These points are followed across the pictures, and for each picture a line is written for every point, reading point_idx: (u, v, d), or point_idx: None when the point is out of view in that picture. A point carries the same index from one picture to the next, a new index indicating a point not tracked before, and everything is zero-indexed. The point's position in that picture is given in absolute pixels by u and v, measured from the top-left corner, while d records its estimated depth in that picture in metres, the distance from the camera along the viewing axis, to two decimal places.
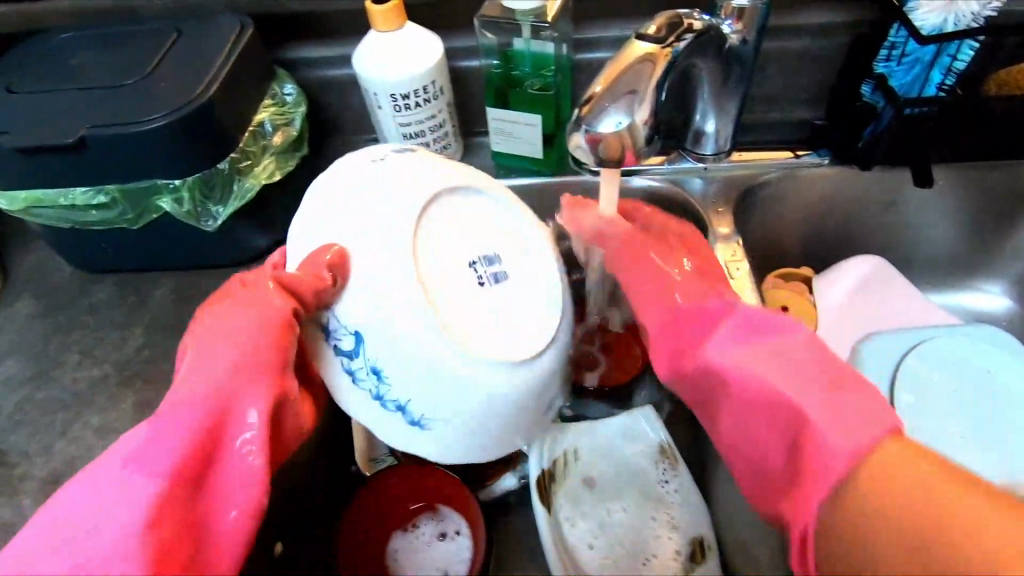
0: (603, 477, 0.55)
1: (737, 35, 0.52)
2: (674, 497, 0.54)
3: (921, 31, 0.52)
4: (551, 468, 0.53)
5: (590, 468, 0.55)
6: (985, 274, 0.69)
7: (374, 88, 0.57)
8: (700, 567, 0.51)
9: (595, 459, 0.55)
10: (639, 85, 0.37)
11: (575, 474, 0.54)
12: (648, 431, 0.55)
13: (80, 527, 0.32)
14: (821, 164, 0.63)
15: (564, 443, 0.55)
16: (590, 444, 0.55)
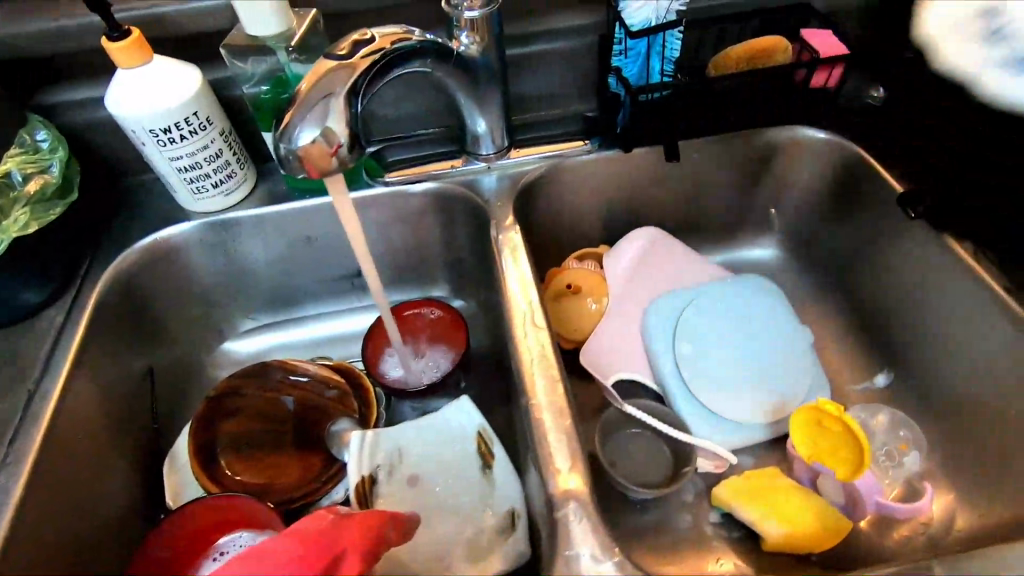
0: (424, 472, 0.59)
1: (476, 46, 0.56)
2: (499, 481, 0.57)
3: (632, 27, 0.58)
4: (370, 471, 0.57)
5: (409, 467, 0.59)
6: (752, 228, 0.78)
7: (132, 125, 0.56)
8: (514, 536, 0.53)
9: (418, 453, 0.59)
10: (328, 94, 0.40)
11: (397, 472, 0.58)
12: (464, 417, 0.61)
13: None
14: (592, 151, 0.70)
15: (385, 447, 0.59)
16: (411, 443, 0.60)
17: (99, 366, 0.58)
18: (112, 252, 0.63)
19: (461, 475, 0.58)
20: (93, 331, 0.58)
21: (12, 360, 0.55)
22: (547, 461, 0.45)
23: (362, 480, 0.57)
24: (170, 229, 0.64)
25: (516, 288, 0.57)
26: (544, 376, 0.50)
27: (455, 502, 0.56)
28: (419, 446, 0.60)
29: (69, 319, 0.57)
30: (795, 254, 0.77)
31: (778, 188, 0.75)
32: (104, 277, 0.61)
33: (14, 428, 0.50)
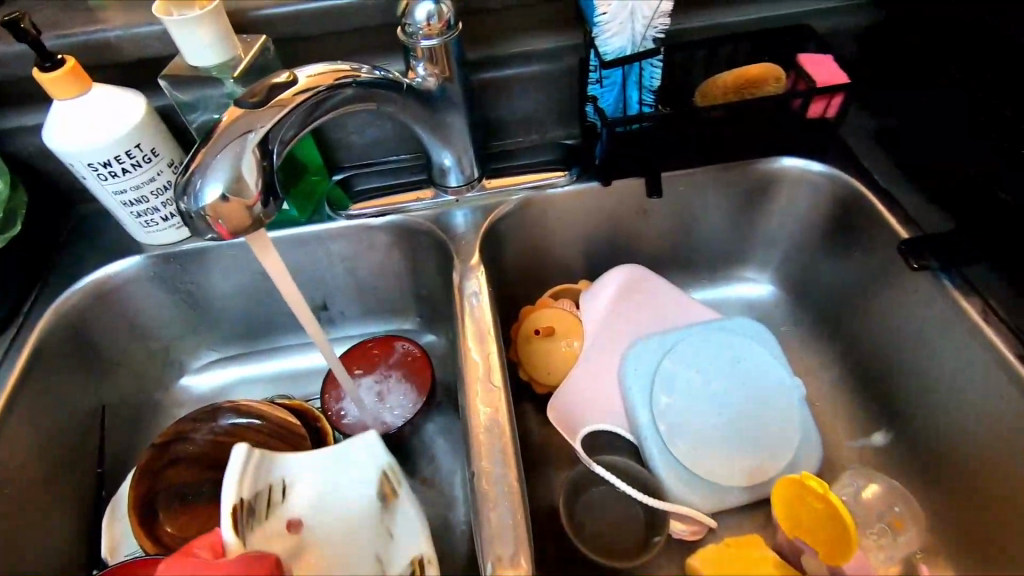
0: (312, 517, 0.45)
1: (434, 77, 0.52)
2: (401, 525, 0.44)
3: (606, 55, 0.53)
4: (251, 498, 0.42)
5: (296, 507, 0.45)
6: (743, 263, 0.73)
7: (70, 159, 0.53)
8: None
9: (309, 479, 0.46)
10: (233, 144, 0.38)
11: (281, 509, 0.44)
12: (370, 455, 0.46)
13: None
14: (570, 182, 0.65)
15: (271, 472, 0.45)
16: (301, 472, 0.46)
17: (36, 410, 0.55)
18: (57, 288, 0.60)
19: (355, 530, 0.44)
20: (31, 373, 0.55)
21: None
22: (486, 550, 0.40)
23: (237, 506, 0.41)
24: (119, 263, 0.61)
25: (472, 344, 0.52)
26: (496, 449, 0.45)
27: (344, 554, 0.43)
28: (308, 479, 0.46)
29: (5, 361, 0.55)
30: (791, 293, 0.72)
31: (773, 223, 0.70)
32: (46, 316, 0.57)
33: None
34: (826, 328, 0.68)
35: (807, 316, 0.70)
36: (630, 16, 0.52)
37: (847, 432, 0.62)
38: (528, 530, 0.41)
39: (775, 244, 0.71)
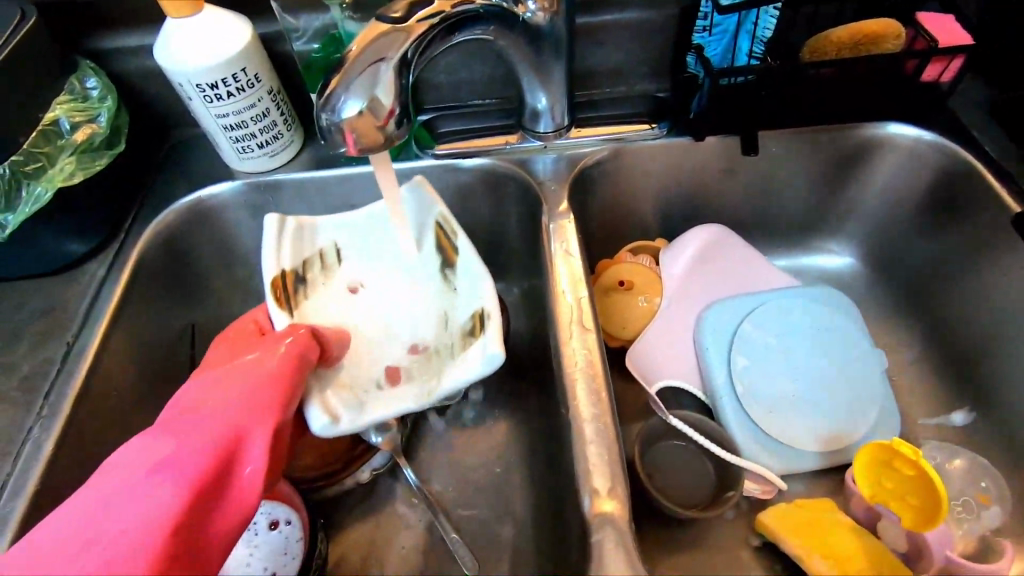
0: (366, 275, 0.61)
1: (542, 12, 0.50)
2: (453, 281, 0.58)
3: (721, 1, 0.52)
4: (298, 266, 0.57)
5: (352, 267, 0.61)
6: (826, 234, 0.71)
7: (178, 78, 0.54)
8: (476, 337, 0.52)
9: (360, 247, 0.61)
10: (384, 52, 0.36)
11: (337, 269, 0.60)
12: (419, 220, 0.59)
13: (194, 416, 0.42)
14: (658, 137, 0.64)
15: (317, 240, 0.60)
16: (348, 243, 0.61)
17: (137, 322, 0.56)
18: (154, 209, 0.62)
19: (415, 287, 0.60)
20: (134, 285, 0.57)
21: (55, 309, 0.55)
22: (583, 483, 0.42)
23: (281, 276, 0.56)
24: (211, 188, 0.63)
25: (564, 288, 0.52)
26: (590, 391, 0.46)
27: (403, 301, 0.60)
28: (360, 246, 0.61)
29: (111, 273, 0.57)
30: (870, 269, 0.70)
31: (859, 196, 0.68)
32: (147, 233, 0.59)
33: (49, 381, 0.50)
34: (913, 305, 0.66)
35: (889, 292, 0.68)
36: None
37: (926, 409, 0.61)
38: (622, 467, 0.42)
39: (859, 217, 0.69)
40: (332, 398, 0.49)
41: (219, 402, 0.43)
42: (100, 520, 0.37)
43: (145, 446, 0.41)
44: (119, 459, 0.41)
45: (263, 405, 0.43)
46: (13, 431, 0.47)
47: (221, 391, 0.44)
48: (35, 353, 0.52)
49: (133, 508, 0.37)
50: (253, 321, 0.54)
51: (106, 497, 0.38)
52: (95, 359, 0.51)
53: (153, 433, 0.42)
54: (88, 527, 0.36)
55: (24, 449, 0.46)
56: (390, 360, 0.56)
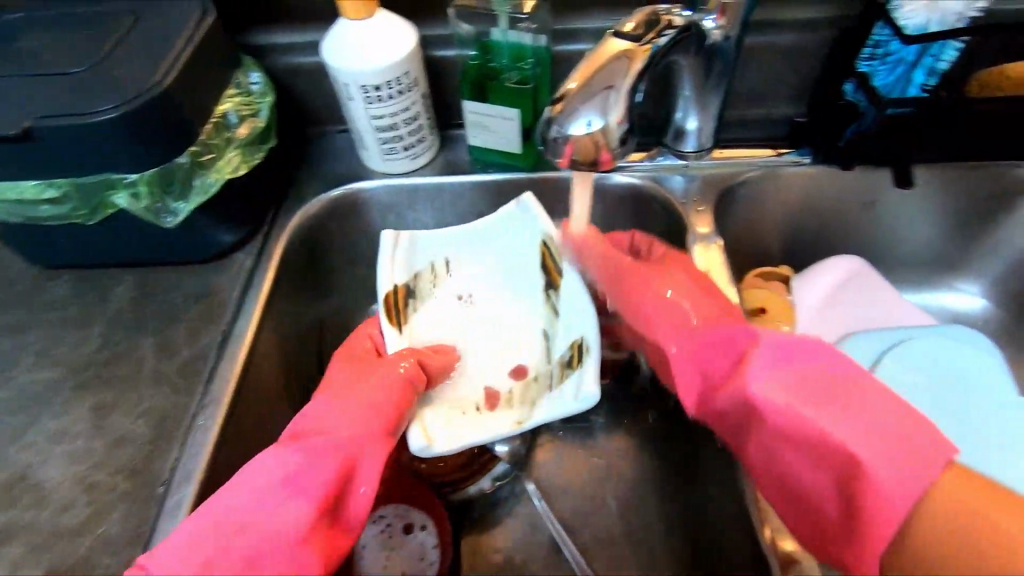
0: (475, 286, 0.61)
1: (719, 32, 0.49)
2: (563, 305, 0.56)
3: (905, 30, 0.52)
4: (410, 280, 0.58)
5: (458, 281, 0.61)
6: (966, 274, 0.68)
7: (345, 78, 0.54)
8: (573, 370, 0.52)
9: (467, 250, 0.60)
10: (615, 79, 0.36)
11: (440, 289, 0.60)
12: (523, 220, 0.58)
13: (316, 441, 0.43)
14: (800, 163, 0.63)
15: (432, 254, 0.60)
16: (457, 252, 0.60)
17: (280, 315, 0.58)
18: (296, 204, 0.63)
19: (526, 313, 0.60)
20: (280, 279, 0.58)
21: (206, 297, 0.56)
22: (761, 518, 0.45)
23: (392, 293, 0.56)
24: (356, 186, 0.64)
25: None
26: None
27: (500, 340, 0.59)
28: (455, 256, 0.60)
29: (258, 264, 0.58)
30: (1013, 313, 0.66)
31: (1009, 236, 0.64)
32: (292, 225, 0.61)
33: (207, 369, 0.52)
34: None
35: None
36: None
37: None
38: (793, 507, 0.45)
39: (1005, 259, 0.65)
40: (431, 421, 0.50)
41: (339, 434, 0.44)
42: (247, 521, 0.39)
43: (274, 460, 0.42)
44: (248, 471, 0.41)
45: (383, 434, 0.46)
46: (179, 415, 0.49)
47: (337, 416, 0.46)
48: (192, 341, 0.54)
49: (275, 518, 0.39)
50: (369, 338, 0.55)
51: (231, 526, 0.39)
52: (249, 350, 0.52)
53: (279, 445, 0.43)
54: (235, 530, 0.38)
55: (191, 434, 0.48)
56: (489, 381, 0.57)
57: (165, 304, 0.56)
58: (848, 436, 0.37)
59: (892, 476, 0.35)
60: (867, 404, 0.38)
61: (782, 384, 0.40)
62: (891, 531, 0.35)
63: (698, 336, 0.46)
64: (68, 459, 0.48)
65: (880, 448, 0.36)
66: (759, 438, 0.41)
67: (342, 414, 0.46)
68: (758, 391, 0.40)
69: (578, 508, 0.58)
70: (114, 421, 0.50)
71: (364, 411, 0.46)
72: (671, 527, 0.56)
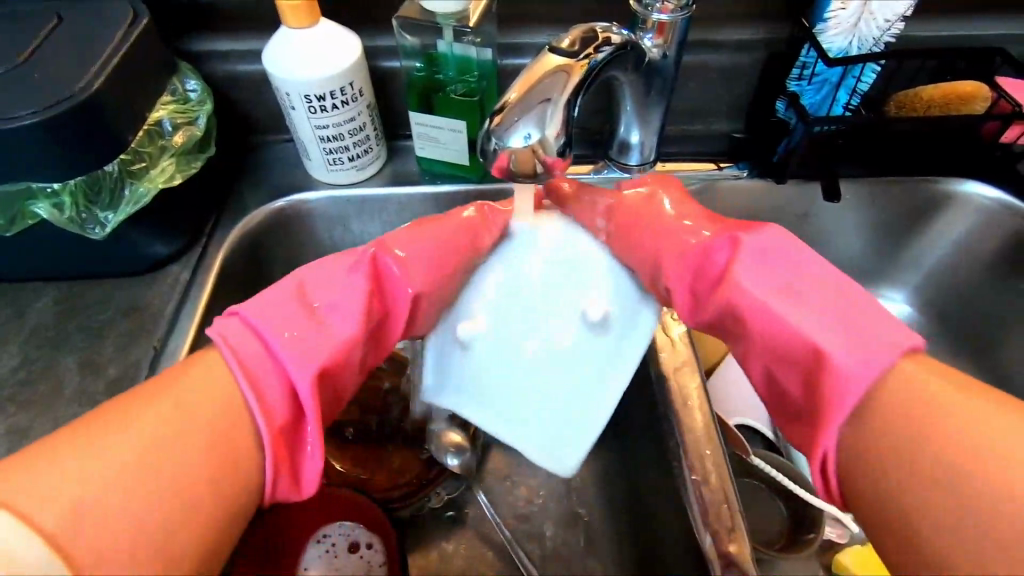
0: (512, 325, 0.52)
1: (657, 49, 0.52)
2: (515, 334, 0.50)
3: (829, 53, 0.55)
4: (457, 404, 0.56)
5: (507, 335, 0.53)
6: (889, 282, 0.72)
7: (287, 87, 0.54)
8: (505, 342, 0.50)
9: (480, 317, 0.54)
10: (554, 91, 0.37)
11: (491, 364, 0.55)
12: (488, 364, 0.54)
13: (314, 299, 0.43)
14: (739, 177, 0.66)
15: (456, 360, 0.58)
16: None
17: None
18: (236, 215, 0.61)
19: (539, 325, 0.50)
20: (219, 292, 0.56)
21: (138, 311, 0.54)
22: (705, 516, 0.46)
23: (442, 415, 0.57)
24: (300, 197, 0.62)
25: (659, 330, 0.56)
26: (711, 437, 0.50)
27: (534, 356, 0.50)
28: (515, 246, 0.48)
29: (195, 277, 0.56)
30: (933, 318, 0.70)
31: (926, 245, 0.69)
32: (232, 237, 0.59)
33: (138, 386, 0.49)
34: (967, 354, 0.68)
35: (951, 342, 0.69)
36: (863, 18, 0.52)
37: None
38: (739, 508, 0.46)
39: (924, 267, 0.70)
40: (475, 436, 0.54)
41: (314, 321, 0.41)
42: (293, 312, 0.41)
43: (331, 269, 0.44)
44: (311, 273, 0.44)
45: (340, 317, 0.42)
46: None
47: (333, 283, 0.44)
48: (121, 358, 0.51)
49: (323, 327, 0.41)
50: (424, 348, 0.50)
51: (300, 287, 0.43)
52: None
53: (323, 273, 0.44)
54: (299, 303, 0.42)
55: None
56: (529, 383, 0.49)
57: (92, 319, 0.53)
58: (817, 332, 0.39)
59: (874, 344, 0.37)
60: (861, 305, 0.39)
61: (810, 301, 0.41)
62: (843, 398, 0.37)
63: (697, 248, 0.46)
64: None
65: (847, 337, 0.38)
66: (753, 326, 0.43)
67: (334, 283, 0.44)
68: (746, 296, 0.43)
69: (528, 516, 0.58)
70: (32, 444, 0.47)
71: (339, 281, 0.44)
72: (618, 533, 0.56)
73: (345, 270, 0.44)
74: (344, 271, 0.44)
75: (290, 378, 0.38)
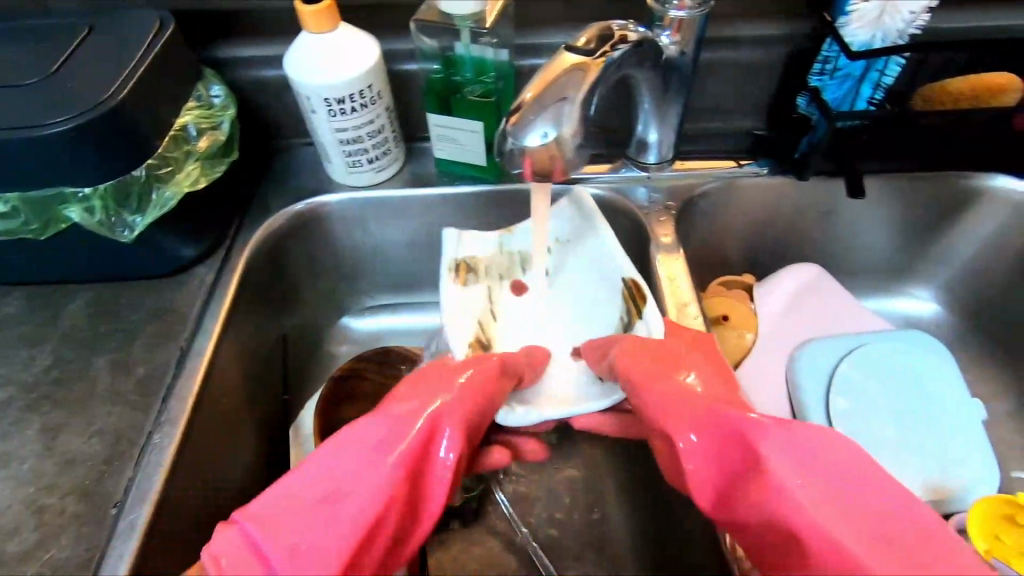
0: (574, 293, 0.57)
1: (676, 46, 0.51)
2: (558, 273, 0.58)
3: (851, 47, 0.54)
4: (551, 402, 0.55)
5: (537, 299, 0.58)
6: (916, 280, 0.70)
7: (307, 92, 0.54)
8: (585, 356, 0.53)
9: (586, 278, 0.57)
10: (569, 91, 0.37)
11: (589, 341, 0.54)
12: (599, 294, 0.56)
13: (342, 477, 0.39)
14: (759, 174, 0.64)
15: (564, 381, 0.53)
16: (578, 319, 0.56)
17: (242, 329, 0.57)
18: (258, 217, 0.62)
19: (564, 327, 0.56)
20: (242, 294, 0.57)
21: (166, 312, 0.55)
22: None
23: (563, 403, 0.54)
24: (318, 200, 0.63)
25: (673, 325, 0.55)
26: None
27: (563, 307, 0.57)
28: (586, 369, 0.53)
29: (219, 279, 0.57)
30: (963, 317, 0.69)
31: (955, 243, 0.67)
32: (254, 239, 0.60)
33: (166, 385, 0.50)
34: (998, 356, 0.66)
35: (983, 342, 0.67)
36: (887, 11, 0.52)
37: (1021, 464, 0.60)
38: None
39: (953, 265, 0.68)
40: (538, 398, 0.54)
41: (352, 496, 0.38)
42: (332, 487, 0.39)
43: (373, 431, 0.42)
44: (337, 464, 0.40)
45: (368, 493, 0.38)
46: (134, 434, 0.48)
47: (352, 466, 0.40)
48: (148, 358, 0.52)
49: (347, 493, 0.38)
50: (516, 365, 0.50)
51: (320, 492, 0.38)
52: (209, 366, 0.51)
53: (348, 445, 0.41)
54: (333, 490, 0.39)
55: (146, 454, 0.46)
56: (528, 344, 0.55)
57: (122, 320, 0.55)
58: (837, 527, 0.34)
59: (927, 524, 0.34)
60: (895, 515, 0.35)
61: (807, 487, 0.36)
62: None
63: (710, 430, 0.41)
64: (15, 483, 0.46)
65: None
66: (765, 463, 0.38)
67: (351, 461, 0.40)
68: (791, 503, 0.36)
69: (545, 516, 0.58)
70: (65, 441, 0.48)
71: (363, 453, 0.40)
72: (637, 535, 0.56)
73: (369, 445, 0.41)
74: (369, 444, 0.41)
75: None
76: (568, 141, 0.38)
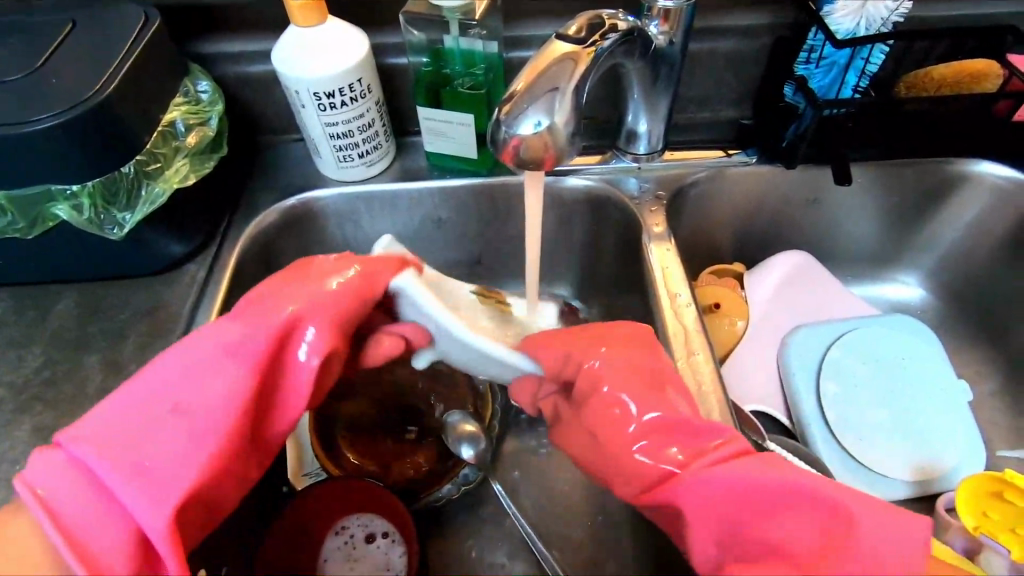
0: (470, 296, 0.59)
1: (664, 36, 0.52)
2: None
3: (836, 35, 0.54)
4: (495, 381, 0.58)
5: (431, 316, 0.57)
6: (902, 266, 0.72)
7: (296, 86, 0.54)
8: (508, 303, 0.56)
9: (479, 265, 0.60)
10: (560, 80, 0.37)
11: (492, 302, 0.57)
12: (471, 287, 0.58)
13: (199, 373, 0.37)
14: (748, 163, 0.65)
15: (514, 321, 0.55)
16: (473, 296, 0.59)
17: None
18: (249, 214, 0.62)
19: None
20: (235, 290, 0.57)
21: (157, 310, 0.55)
22: None
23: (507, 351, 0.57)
24: (311, 196, 0.63)
25: (667, 308, 0.55)
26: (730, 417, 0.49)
27: None
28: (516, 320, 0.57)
29: (211, 276, 0.57)
30: (947, 301, 0.70)
31: (939, 228, 0.68)
32: (246, 235, 0.59)
33: None
34: (982, 338, 0.67)
35: (967, 325, 0.69)
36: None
37: (1005, 442, 0.62)
38: None
39: (937, 250, 0.69)
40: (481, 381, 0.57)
41: (189, 410, 0.36)
42: (170, 402, 0.36)
43: (238, 341, 0.38)
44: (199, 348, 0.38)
45: (195, 416, 0.35)
46: None
47: (211, 357, 0.37)
48: (141, 356, 0.52)
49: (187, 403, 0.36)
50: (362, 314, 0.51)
51: (155, 406, 0.36)
52: None
53: (209, 336, 0.38)
54: (186, 375, 0.37)
55: None
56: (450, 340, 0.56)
57: (112, 319, 0.55)
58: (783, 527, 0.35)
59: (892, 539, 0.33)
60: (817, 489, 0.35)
61: (732, 467, 0.37)
62: None
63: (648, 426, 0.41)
64: (8, 484, 0.46)
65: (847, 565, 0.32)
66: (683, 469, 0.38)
67: (219, 356, 0.37)
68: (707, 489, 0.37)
69: (543, 505, 0.58)
70: None
71: (216, 358, 0.37)
72: None
73: (214, 346, 0.38)
74: (218, 347, 0.38)
75: (138, 524, 0.32)
76: (560, 129, 0.38)
